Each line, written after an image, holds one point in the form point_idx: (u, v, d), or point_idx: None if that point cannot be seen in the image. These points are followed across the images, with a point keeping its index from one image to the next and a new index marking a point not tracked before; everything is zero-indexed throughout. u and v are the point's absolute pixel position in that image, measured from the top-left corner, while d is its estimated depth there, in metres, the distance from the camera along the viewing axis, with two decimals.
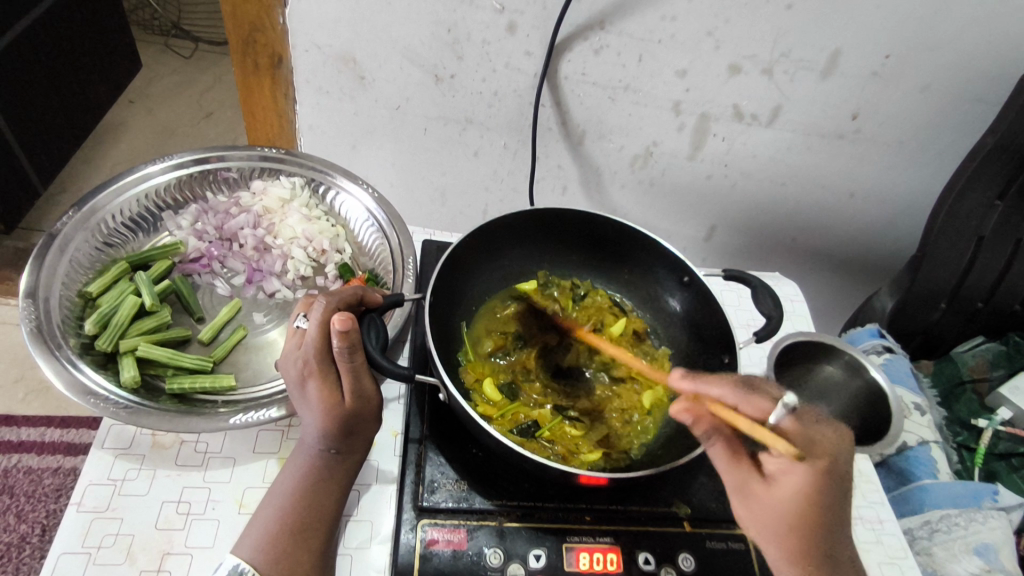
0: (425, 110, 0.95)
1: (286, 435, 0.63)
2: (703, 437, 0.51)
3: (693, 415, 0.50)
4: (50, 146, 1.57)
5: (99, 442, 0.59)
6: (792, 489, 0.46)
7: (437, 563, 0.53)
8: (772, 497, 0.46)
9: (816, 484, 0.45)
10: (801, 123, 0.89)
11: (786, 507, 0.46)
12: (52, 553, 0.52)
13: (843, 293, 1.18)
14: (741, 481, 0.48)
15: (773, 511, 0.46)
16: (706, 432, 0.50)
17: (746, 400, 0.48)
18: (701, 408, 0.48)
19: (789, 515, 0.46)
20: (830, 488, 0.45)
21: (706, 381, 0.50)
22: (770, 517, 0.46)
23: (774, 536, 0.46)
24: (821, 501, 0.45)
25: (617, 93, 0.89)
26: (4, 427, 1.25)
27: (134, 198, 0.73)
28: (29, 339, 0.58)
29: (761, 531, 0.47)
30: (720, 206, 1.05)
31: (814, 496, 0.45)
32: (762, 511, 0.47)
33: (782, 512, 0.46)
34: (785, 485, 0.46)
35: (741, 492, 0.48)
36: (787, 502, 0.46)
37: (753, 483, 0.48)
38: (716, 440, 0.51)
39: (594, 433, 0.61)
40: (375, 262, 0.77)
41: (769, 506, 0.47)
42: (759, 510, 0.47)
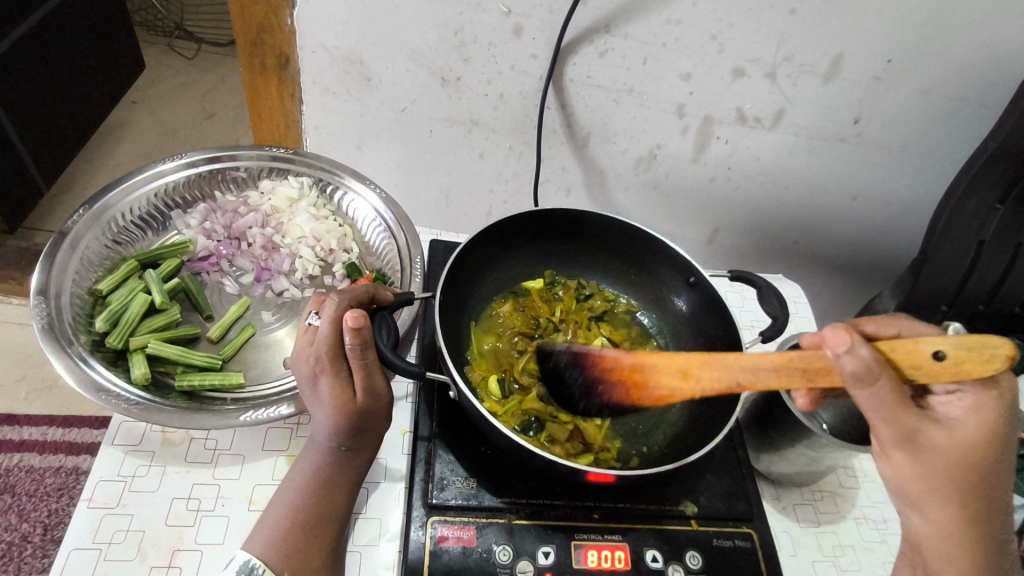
0: (431, 111, 0.95)
1: (296, 433, 0.64)
2: (858, 377, 0.42)
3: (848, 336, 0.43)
4: (53, 146, 1.57)
5: (108, 439, 0.60)
6: (976, 422, 0.45)
7: (446, 560, 0.53)
8: (957, 436, 0.45)
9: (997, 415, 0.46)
10: (804, 127, 0.90)
11: (966, 443, 0.45)
12: (63, 547, 0.52)
13: (845, 295, 1.19)
14: (916, 426, 0.44)
15: (952, 451, 0.45)
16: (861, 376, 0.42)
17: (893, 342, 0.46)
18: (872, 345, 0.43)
19: (965, 451, 0.45)
20: (1010, 417, 0.46)
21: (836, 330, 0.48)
22: (946, 455, 0.45)
23: (951, 474, 0.45)
24: (1002, 430, 0.46)
25: (622, 96, 0.90)
26: (6, 426, 1.24)
27: (144, 197, 0.73)
28: (40, 335, 0.58)
29: (935, 471, 0.45)
30: (722, 209, 1.06)
31: (993, 425, 0.45)
32: (937, 451, 0.45)
33: (962, 450, 0.45)
34: (960, 423, 0.46)
35: (914, 439, 0.44)
36: (967, 439, 0.45)
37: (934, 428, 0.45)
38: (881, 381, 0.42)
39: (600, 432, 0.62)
40: (382, 262, 0.78)
41: (948, 445, 0.45)
42: (936, 452, 0.45)
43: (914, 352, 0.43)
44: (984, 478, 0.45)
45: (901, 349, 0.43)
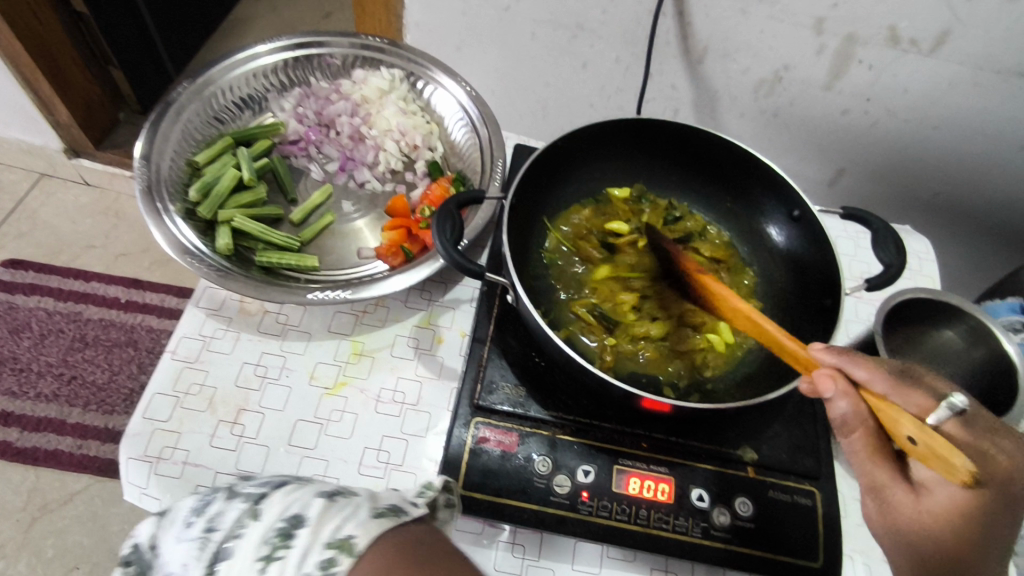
0: (535, 11, 0.88)
1: (361, 320, 0.65)
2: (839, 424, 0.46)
3: (835, 387, 0.45)
4: (183, 34, 1.65)
5: (195, 300, 0.64)
6: (944, 500, 0.43)
7: (485, 460, 0.53)
8: (922, 506, 0.44)
9: (972, 506, 0.42)
10: (973, 55, 0.75)
11: (932, 518, 0.44)
12: (147, 391, 0.58)
13: (985, 262, 1.03)
14: (879, 480, 0.46)
15: (911, 517, 0.44)
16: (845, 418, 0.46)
17: (903, 390, 0.44)
18: (853, 393, 0.45)
19: (925, 524, 0.44)
20: (989, 513, 0.42)
21: (853, 358, 0.46)
22: (906, 520, 0.45)
23: (910, 539, 0.44)
24: (979, 521, 0.42)
25: (751, 4, 0.78)
26: (133, 289, 1.39)
27: (243, 77, 0.74)
28: (140, 196, 0.62)
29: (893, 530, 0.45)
30: (852, 147, 0.93)
31: (971, 515, 0.42)
32: (899, 513, 0.45)
33: (922, 522, 0.44)
34: (938, 498, 0.44)
35: (878, 492, 0.46)
36: (933, 514, 0.44)
37: (894, 490, 0.45)
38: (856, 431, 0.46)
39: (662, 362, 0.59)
40: (464, 164, 0.76)
41: (912, 514, 0.44)
42: (899, 516, 0.45)
43: (890, 423, 0.44)
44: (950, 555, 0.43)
45: (886, 414, 0.44)
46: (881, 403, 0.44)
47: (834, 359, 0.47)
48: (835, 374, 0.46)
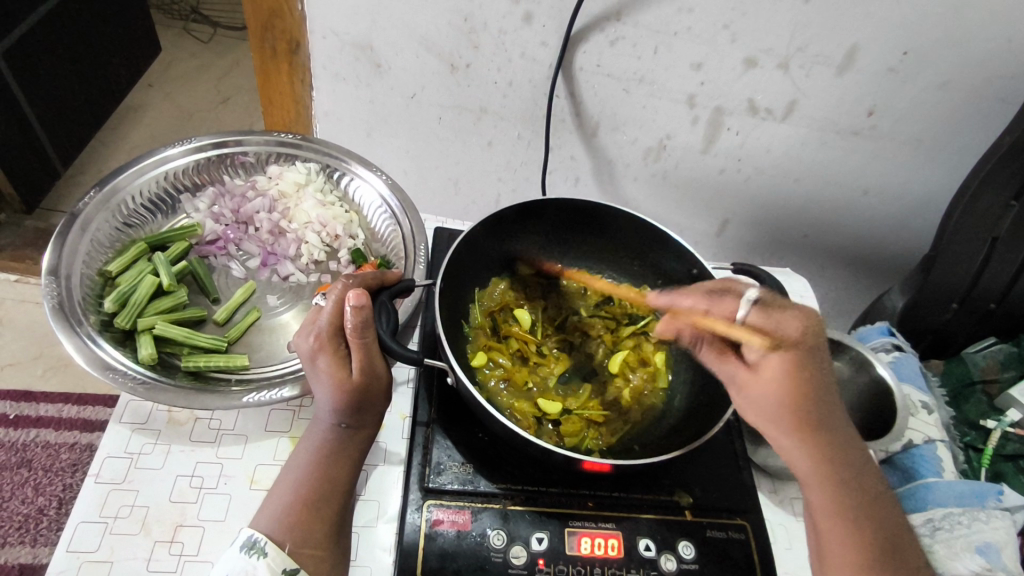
0: (440, 98, 0.94)
1: (298, 415, 0.65)
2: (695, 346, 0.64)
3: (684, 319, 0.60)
4: (69, 126, 1.58)
5: (117, 417, 0.61)
6: (773, 371, 0.56)
7: (441, 543, 0.54)
8: (761, 381, 0.57)
9: (793, 366, 0.55)
10: (817, 119, 0.89)
11: (772, 385, 0.56)
12: (71, 520, 0.54)
13: (856, 290, 1.17)
14: (726, 380, 0.59)
15: (758, 391, 0.57)
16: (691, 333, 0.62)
17: (718, 303, 0.59)
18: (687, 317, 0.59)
19: (776, 394, 0.56)
20: (804, 368, 0.55)
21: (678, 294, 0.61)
22: (764, 400, 0.56)
23: (775, 411, 0.56)
24: (807, 382, 0.55)
25: (632, 85, 0.88)
26: (23, 403, 1.27)
27: (153, 180, 0.75)
28: (50, 315, 0.60)
29: (759, 413, 0.57)
30: (733, 201, 1.04)
31: (798, 373, 0.55)
32: (754, 395, 0.57)
33: (770, 391, 0.56)
34: (764, 367, 0.57)
35: (730, 383, 0.60)
36: (772, 383, 0.56)
37: (742, 377, 0.58)
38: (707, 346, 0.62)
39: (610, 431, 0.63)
40: (386, 249, 0.79)
41: (757, 387, 0.57)
42: (748, 393, 0.58)
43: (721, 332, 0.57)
44: (809, 403, 0.55)
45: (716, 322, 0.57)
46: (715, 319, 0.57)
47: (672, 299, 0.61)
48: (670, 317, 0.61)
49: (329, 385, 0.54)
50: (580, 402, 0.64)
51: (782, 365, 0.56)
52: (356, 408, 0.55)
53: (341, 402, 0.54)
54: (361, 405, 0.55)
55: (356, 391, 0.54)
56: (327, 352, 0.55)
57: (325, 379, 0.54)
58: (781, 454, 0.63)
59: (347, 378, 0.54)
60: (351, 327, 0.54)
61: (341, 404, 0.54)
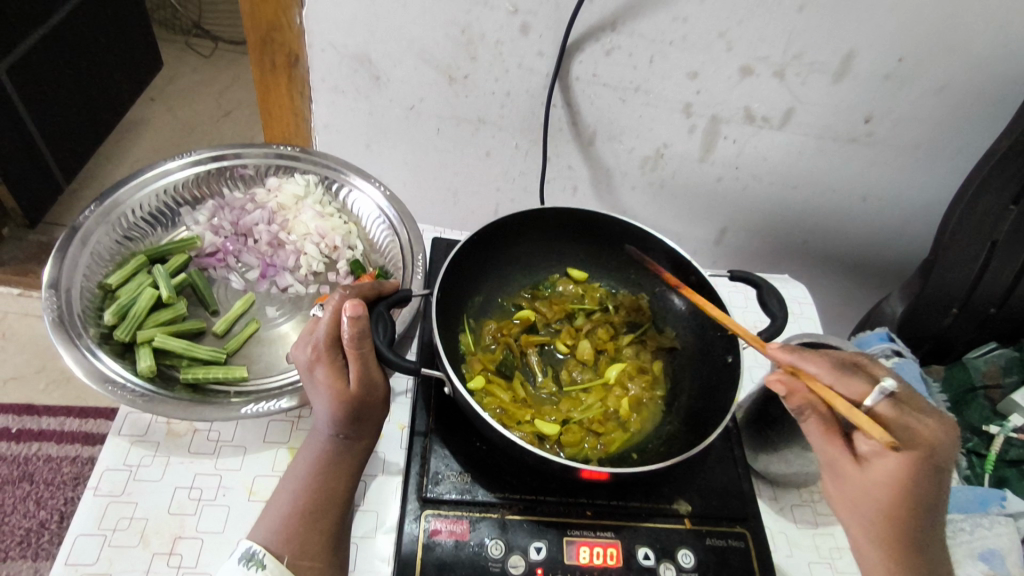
0: (438, 110, 0.95)
1: (296, 426, 0.65)
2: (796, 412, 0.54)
3: (787, 387, 0.54)
4: (72, 141, 1.60)
5: (116, 430, 0.61)
6: (887, 472, 0.50)
7: (439, 553, 0.54)
8: (869, 477, 0.51)
9: (910, 471, 0.49)
10: (813, 126, 0.89)
11: (876, 487, 0.50)
12: (70, 533, 0.54)
13: (855, 296, 1.17)
14: (833, 457, 0.52)
15: (866, 491, 0.51)
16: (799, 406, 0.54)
17: (842, 379, 0.53)
18: (796, 384, 0.54)
19: (878, 493, 0.50)
20: (921, 478, 0.49)
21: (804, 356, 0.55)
22: (867, 496, 0.51)
23: (870, 507, 0.51)
24: (917, 489, 0.50)
25: (628, 94, 0.89)
26: (26, 416, 1.27)
27: (153, 194, 0.75)
28: (50, 328, 0.60)
29: (845, 501, 0.52)
30: (731, 209, 1.05)
31: (910, 480, 0.49)
32: (853, 484, 0.51)
33: (874, 493, 0.50)
34: (886, 469, 0.50)
35: (832, 467, 0.53)
36: (881, 483, 0.50)
37: (843, 461, 0.52)
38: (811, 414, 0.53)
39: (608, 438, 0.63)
40: (385, 259, 0.79)
41: (863, 483, 0.51)
42: (850, 485, 0.52)
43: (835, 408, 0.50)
44: (908, 511, 0.50)
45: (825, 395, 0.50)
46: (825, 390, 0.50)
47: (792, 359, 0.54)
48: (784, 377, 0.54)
49: (327, 396, 0.54)
50: (571, 413, 0.64)
51: (895, 470, 0.50)
52: (353, 418, 0.55)
53: (338, 412, 0.54)
54: (359, 415, 0.55)
55: (353, 401, 0.55)
56: (324, 362, 0.55)
57: (322, 390, 0.55)
58: (780, 461, 0.63)
59: (344, 388, 0.54)
60: (347, 338, 0.54)
61: (339, 415, 0.54)
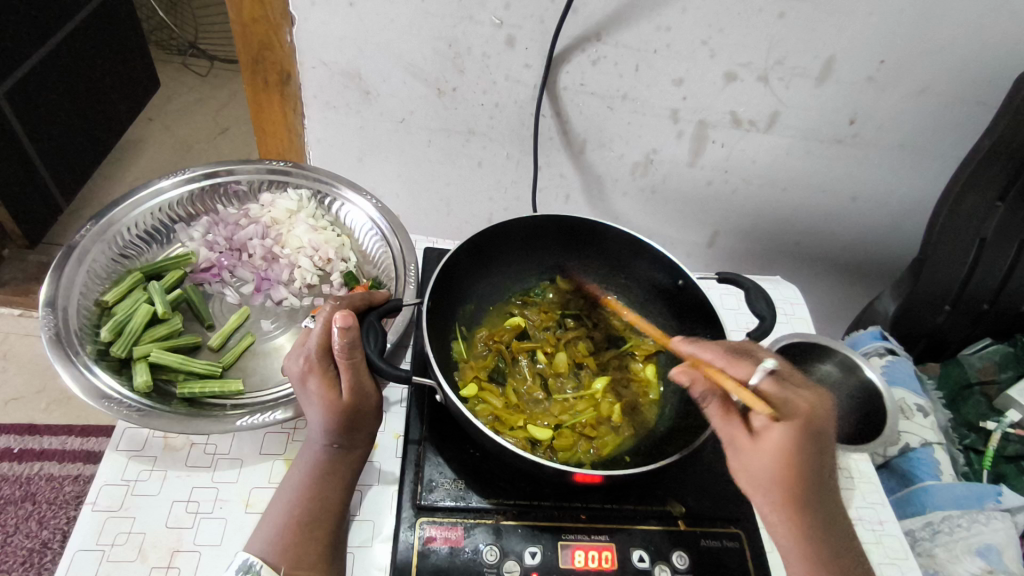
0: (429, 122, 0.96)
1: (293, 437, 0.65)
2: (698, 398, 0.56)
3: (686, 375, 0.55)
4: (70, 162, 1.62)
5: (113, 445, 0.62)
6: (776, 442, 0.50)
7: (435, 560, 0.54)
8: (761, 451, 0.51)
9: (793, 438, 0.50)
10: (799, 129, 0.90)
11: (769, 458, 0.50)
12: (68, 549, 0.55)
13: (849, 296, 1.18)
14: (729, 434, 0.53)
15: (759, 461, 0.51)
16: (699, 398, 0.56)
17: (733, 362, 0.54)
18: (698, 373, 0.56)
19: (771, 465, 0.50)
20: (805, 444, 0.50)
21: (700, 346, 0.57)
22: (762, 471, 0.51)
23: (766, 482, 0.51)
24: (803, 457, 0.50)
25: (616, 102, 0.90)
26: (27, 436, 1.28)
27: (148, 212, 0.77)
28: (48, 345, 0.61)
29: (753, 483, 0.52)
30: (722, 212, 1.06)
31: (796, 447, 0.50)
32: (752, 463, 0.51)
33: (767, 464, 0.50)
34: (771, 438, 0.51)
35: (730, 446, 0.53)
36: (771, 453, 0.50)
37: (741, 438, 0.52)
38: (711, 400, 0.55)
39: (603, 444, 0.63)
40: (378, 270, 0.80)
41: (759, 459, 0.51)
42: (751, 466, 0.51)
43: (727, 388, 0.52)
44: (801, 480, 0.50)
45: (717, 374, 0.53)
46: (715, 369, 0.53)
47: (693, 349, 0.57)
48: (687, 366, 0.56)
49: (319, 406, 0.55)
50: (565, 417, 0.66)
51: (782, 439, 0.50)
52: (346, 427, 0.56)
53: (331, 422, 0.55)
54: (352, 424, 0.56)
55: (347, 411, 0.55)
56: (317, 373, 0.56)
57: (315, 400, 0.55)
58: None
59: (336, 398, 0.55)
60: (339, 349, 0.55)
61: (333, 425, 0.55)
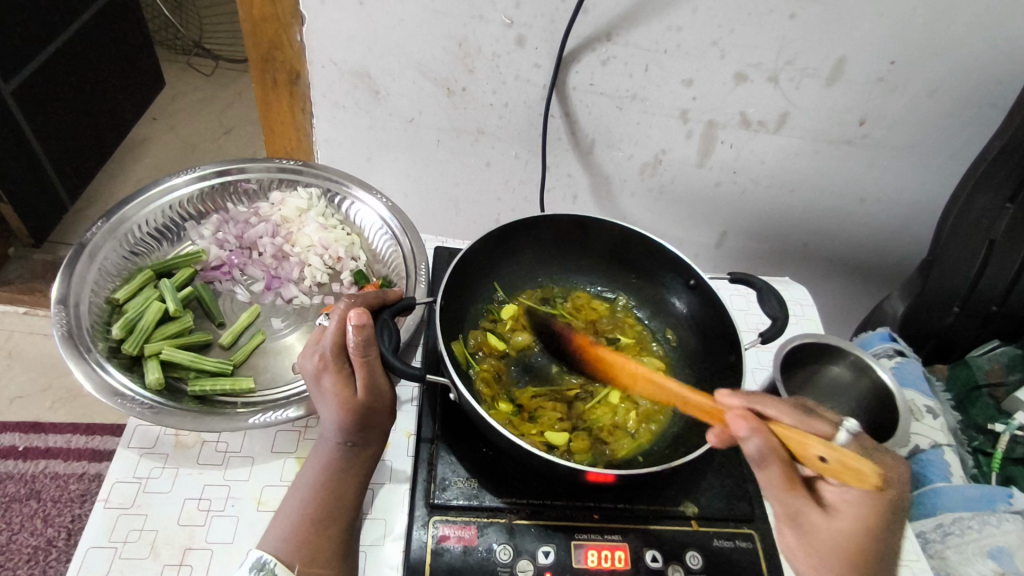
0: (437, 121, 0.96)
1: (304, 435, 0.65)
2: (756, 458, 0.48)
3: (752, 427, 0.47)
4: (76, 161, 1.62)
5: (125, 442, 0.62)
6: (855, 519, 0.47)
7: (449, 559, 0.54)
8: (831, 524, 0.48)
9: (877, 518, 0.47)
10: (809, 130, 0.90)
11: (844, 533, 0.47)
12: (81, 546, 0.54)
13: (856, 297, 1.18)
14: (798, 508, 0.48)
15: (829, 539, 0.48)
16: (760, 455, 0.47)
17: (807, 422, 0.49)
18: (765, 429, 0.47)
19: (844, 541, 0.47)
20: (887, 522, 0.47)
21: (760, 399, 0.50)
22: (830, 542, 0.48)
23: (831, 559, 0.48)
24: (877, 535, 0.47)
25: (625, 103, 0.90)
26: (33, 434, 1.28)
27: (160, 209, 0.77)
28: (60, 342, 0.61)
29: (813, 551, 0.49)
30: (730, 213, 1.05)
31: (877, 527, 0.47)
32: (818, 535, 0.48)
33: (842, 540, 0.47)
34: (843, 514, 0.48)
35: (797, 518, 0.49)
36: (848, 529, 0.47)
37: (810, 512, 0.48)
38: (772, 467, 0.48)
39: (620, 447, 0.63)
40: (388, 269, 0.80)
41: (827, 531, 0.48)
42: (816, 536, 0.48)
43: (798, 449, 0.47)
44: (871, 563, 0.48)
45: (794, 440, 0.47)
46: (791, 431, 0.47)
47: (744, 401, 0.50)
48: (747, 414, 0.48)
49: (334, 404, 0.55)
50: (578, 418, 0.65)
51: (862, 515, 0.47)
52: (360, 425, 0.56)
53: (345, 419, 0.55)
54: (366, 423, 0.56)
55: (361, 409, 0.55)
56: (331, 371, 0.56)
57: (329, 398, 0.55)
58: None
59: (351, 396, 0.55)
60: (353, 346, 0.55)
61: (346, 422, 0.55)
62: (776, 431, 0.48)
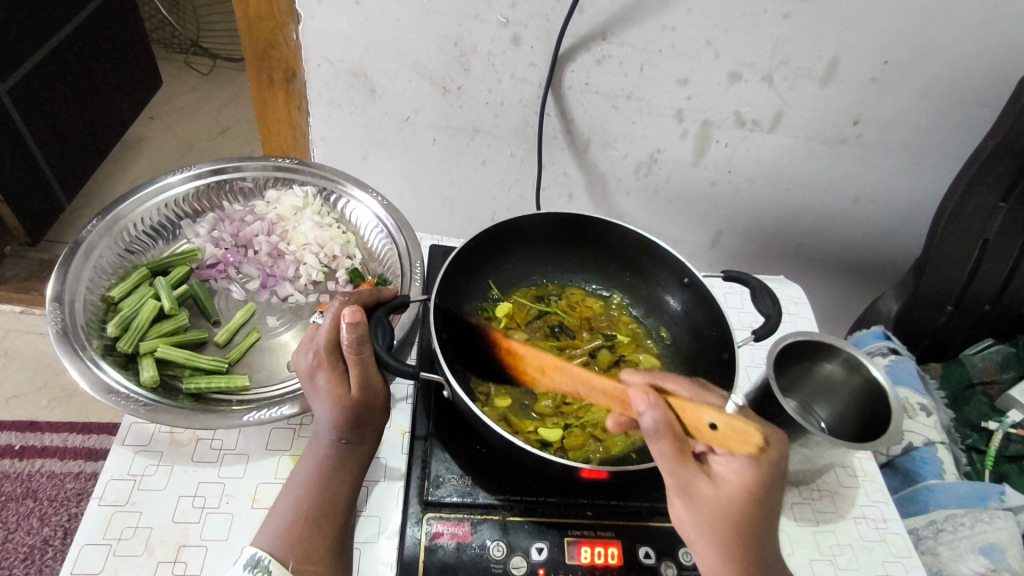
0: (433, 120, 0.96)
1: (298, 433, 0.65)
2: (652, 431, 0.46)
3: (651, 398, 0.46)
4: (73, 160, 1.62)
5: (120, 440, 0.62)
6: (739, 483, 0.46)
7: (442, 556, 0.54)
8: (720, 492, 0.46)
9: (762, 479, 0.46)
10: (803, 129, 0.90)
11: (729, 502, 0.46)
12: (75, 543, 0.54)
13: (851, 296, 1.18)
14: (687, 479, 0.47)
15: (716, 506, 0.46)
16: (654, 427, 0.46)
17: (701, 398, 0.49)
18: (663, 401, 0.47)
19: (730, 507, 0.46)
20: (772, 483, 0.46)
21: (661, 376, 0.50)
22: (717, 510, 0.46)
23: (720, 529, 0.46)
24: (761, 497, 0.46)
25: (620, 102, 0.90)
26: (29, 433, 1.28)
27: (155, 208, 0.77)
28: (55, 340, 0.61)
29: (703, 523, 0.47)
30: (725, 212, 1.06)
31: (762, 490, 0.46)
32: (708, 506, 0.46)
33: (729, 506, 0.46)
34: (729, 480, 0.47)
35: (686, 490, 0.47)
36: (732, 494, 0.46)
37: (698, 482, 0.47)
38: (665, 439, 0.46)
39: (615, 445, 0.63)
40: (383, 267, 0.80)
41: (713, 501, 0.46)
42: (706, 506, 0.46)
43: (691, 419, 0.47)
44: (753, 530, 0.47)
45: (689, 410, 0.47)
46: (685, 403, 0.47)
47: (647, 377, 0.50)
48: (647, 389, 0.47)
49: (328, 401, 0.55)
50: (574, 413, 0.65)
51: (749, 479, 0.46)
52: (354, 422, 0.56)
53: (340, 417, 0.55)
54: (359, 420, 0.56)
55: (355, 407, 0.56)
56: (325, 369, 0.56)
57: (323, 395, 0.56)
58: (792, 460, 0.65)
59: (345, 394, 0.55)
60: (347, 344, 0.55)
61: (340, 419, 0.55)
62: (670, 402, 0.47)
